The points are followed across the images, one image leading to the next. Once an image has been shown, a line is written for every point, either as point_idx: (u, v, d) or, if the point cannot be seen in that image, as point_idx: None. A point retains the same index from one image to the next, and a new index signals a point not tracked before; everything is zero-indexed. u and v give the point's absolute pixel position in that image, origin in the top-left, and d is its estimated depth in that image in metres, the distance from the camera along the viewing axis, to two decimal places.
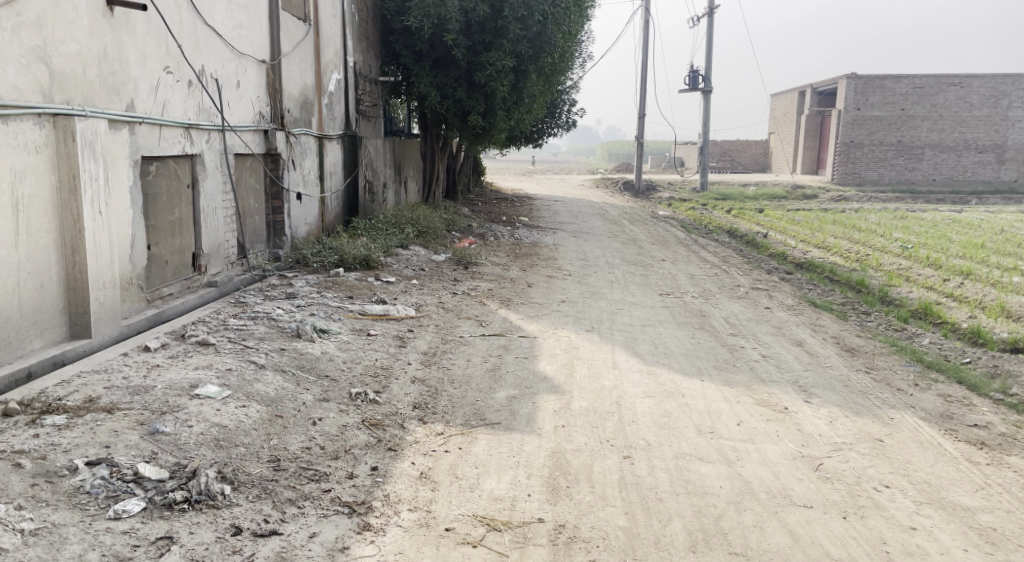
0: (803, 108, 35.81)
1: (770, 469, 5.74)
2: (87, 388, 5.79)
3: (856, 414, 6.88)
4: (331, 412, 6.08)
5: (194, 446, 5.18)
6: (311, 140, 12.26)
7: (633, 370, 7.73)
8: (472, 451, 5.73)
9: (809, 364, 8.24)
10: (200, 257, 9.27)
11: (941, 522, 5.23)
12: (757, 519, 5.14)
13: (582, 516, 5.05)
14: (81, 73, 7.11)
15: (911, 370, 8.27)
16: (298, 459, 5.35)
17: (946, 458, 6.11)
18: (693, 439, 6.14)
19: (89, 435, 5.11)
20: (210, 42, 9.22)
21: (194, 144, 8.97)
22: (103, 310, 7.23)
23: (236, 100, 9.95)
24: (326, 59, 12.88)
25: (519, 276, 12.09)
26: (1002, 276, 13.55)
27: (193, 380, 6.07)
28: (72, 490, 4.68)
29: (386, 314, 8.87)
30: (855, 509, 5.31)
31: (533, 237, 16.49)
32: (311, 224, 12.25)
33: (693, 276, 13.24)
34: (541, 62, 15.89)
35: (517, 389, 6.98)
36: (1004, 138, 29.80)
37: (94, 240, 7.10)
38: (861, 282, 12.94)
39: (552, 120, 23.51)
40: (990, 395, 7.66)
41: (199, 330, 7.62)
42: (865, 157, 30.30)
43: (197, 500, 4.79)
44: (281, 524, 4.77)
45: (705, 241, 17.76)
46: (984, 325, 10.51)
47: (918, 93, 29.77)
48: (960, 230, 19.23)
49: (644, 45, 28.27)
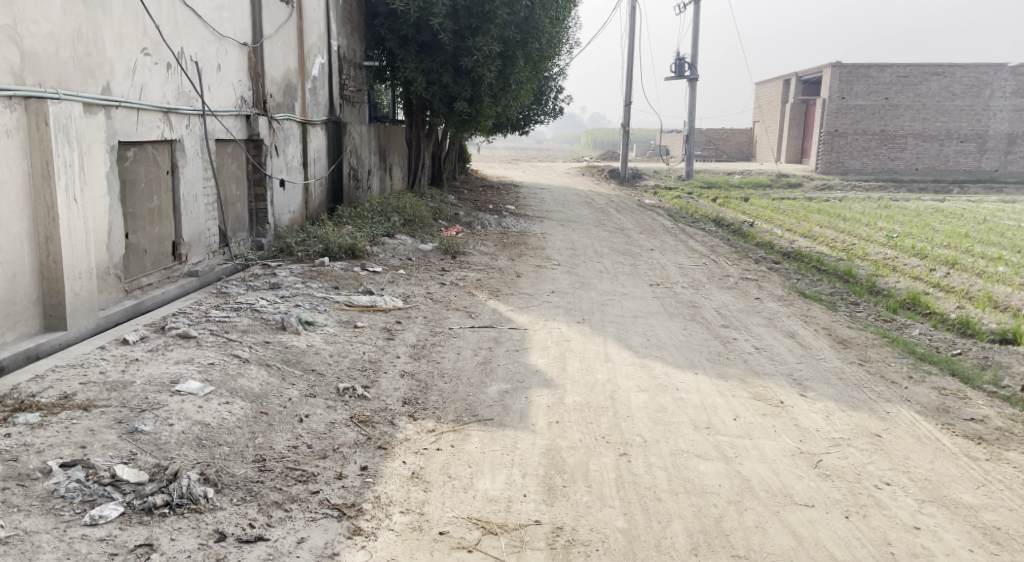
0: (788, 96, 35.73)
1: (769, 467, 5.59)
2: (63, 384, 5.55)
3: (853, 407, 6.75)
4: (319, 408, 5.87)
5: (175, 446, 4.98)
6: (295, 126, 11.99)
7: (625, 363, 7.57)
8: (465, 448, 5.55)
9: (802, 357, 8.10)
10: (181, 246, 9.02)
11: (944, 521, 5.11)
12: (758, 519, 5.00)
13: (580, 518, 4.88)
14: (54, 55, 6.84)
15: (904, 362, 8.15)
16: (284, 459, 5.15)
17: (946, 454, 5.99)
18: (690, 435, 5.99)
19: (64, 434, 4.90)
20: (189, 23, 8.95)
21: (173, 129, 8.71)
22: (79, 301, 6.99)
23: (218, 84, 9.68)
24: (310, 43, 12.61)
25: (507, 266, 11.89)
26: (988, 266, 13.47)
27: (173, 375, 5.85)
28: (46, 494, 4.47)
29: (373, 305, 8.66)
30: (857, 508, 5.17)
31: (520, 225, 16.30)
32: (294, 211, 12.00)
33: (682, 266, 13.10)
34: (529, 47, 15.68)
35: (508, 384, 6.79)
36: (986, 128, 29.83)
37: (69, 228, 6.84)
38: (848, 272, 12.82)
39: (538, 107, 23.29)
40: (984, 387, 7.56)
41: (180, 322, 7.40)
42: (850, 146, 30.24)
43: (179, 505, 4.59)
44: (268, 530, 4.57)
45: (692, 230, 17.63)
46: (973, 316, 10.41)
47: (902, 82, 29.75)
48: (944, 219, 19.18)
49: (629, 31, 28.04)
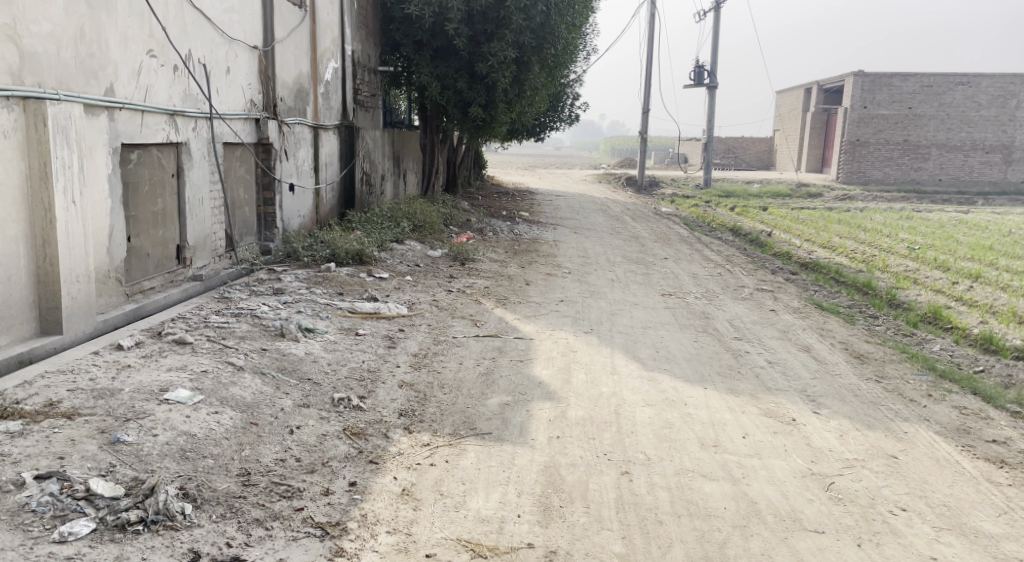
0: (809, 105, 35.38)
1: (778, 489, 5.36)
2: (49, 391, 5.40)
3: (868, 427, 6.49)
4: (311, 419, 5.70)
5: (157, 459, 4.82)
6: (306, 130, 11.85)
7: (632, 376, 7.35)
8: (460, 464, 5.36)
9: (818, 372, 7.85)
10: (185, 249, 8.89)
11: (963, 552, 4.88)
12: (764, 546, 4.77)
13: (575, 541, 4.68)
14: (55, 55, 6.71)
15: (924, 379, 7.88)
16: (270, 473, 4.98)
17: (965, 478, 5.73)
18: (696, 453, 5.76)
19: (43, 444, 4.75)
20: (198, 25, 8.82)
21: (179, 132, 8.58)
22: (75, 305, 6.85)
23: (226, 87, 9.55)
24: (323, 47, 12.47)
25: (517, 274, 11.70)
26: (1012, 280, 13.13)
27: (164, 382, 5.69)
28: (16, 508, 4.32)
29: (376, 313, 8.48)
30: (870, 535, 4.94)
31: (532, 232, 16.11)
32: (304, 216, 11.87)
33: (696, 276, 12.86)
34: (545, 53, 15.49)
35: (511, 396, 6.60)
36: (1012, 139, 29.34)
37: (66, 231, 6.71)
38: (867, 284, 12.53)
39: (555, 114, 23.13)
40: (1007, 407, 7.27)
41: (177, 327, 7.24)
42: (871, 156, 29.86)
43: (154, 521, 4.43)
44: (245, 549, 4.40)
45: (708, 239, 17.36)
46: (996, 331, 10.10)
47: (925, 92, 29.34)
48: (967, 232, 18.81)
49: (648, 38, 27.78)
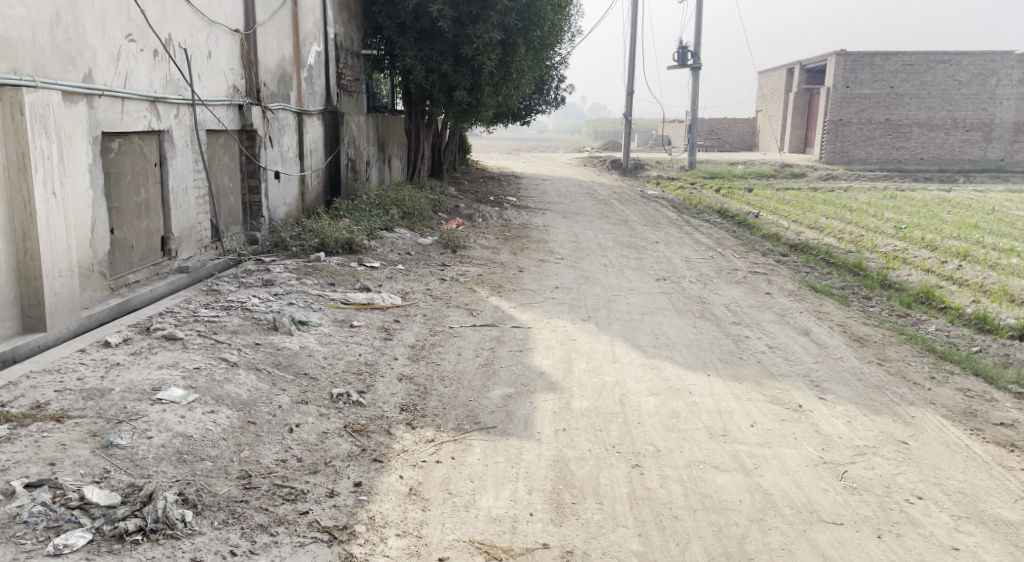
0: (792, 86, 35.29)
1: (792, 479, 5.23)
2: (36, 392, 5.18)
3: (875, 412, 6.37)
4: (310, 417, 5.51)
5: (153, 462, 4.64)
6: (290, 116, 11.59)
7: (634, 364, 7.19)
8: (467, 461, 5.19)
9: (819, 356, 7.73)
10: (171, 240, 8.65)
11: (984, 541, 4.77)
12: (783, 540, 4.65)
13: (591, 540, 4.54)
14: (31, 40, 6.45)
15: (925, 361, 7.79)
16: (272, 475, 4.81)
17: (978, 463, 5.62)
18: (705, 443, 5.63)
19: (33, 450, 4.56)
20: (178, 8, 8.55)
21: (161, 119, 8.32)
22: (60, 300, 6.62)
23: (208, 72, 9.29)
24: (305, 30, 12.19)
25: (509, 260, 11.52)
26: (1000, 258, 13.09)
27: (155, 380, 5.48)
28: (7, 520, 4.13)
29: (370, 303, 8.29)
30: (889, 526, 4.82)
31: (521, 217, 15.91)
32: (290, 204, 11.64)
33: (688, 259, 12.70)
34: (530, 34, 15.26)
35: (512, 387, 6.44)
36: (993, 117, 29.40)
37: (47, 224, 6.46)
38: (858, 264, 12.44)
39: (539, 96, 22.91)
40: (1009, 387, 7.19)
41: (166, 322, 7.03)
42: (854, 135, 29.80)
43: (153, 530, 4.25)
44: (250, 557, 4.24)
45: (697, 222, 17.21)
46: (990, 310, 10.03)
47: (908, 70, 29.30)
48: (951, 210, 18.81)
49: (631, 20, 27.55)
